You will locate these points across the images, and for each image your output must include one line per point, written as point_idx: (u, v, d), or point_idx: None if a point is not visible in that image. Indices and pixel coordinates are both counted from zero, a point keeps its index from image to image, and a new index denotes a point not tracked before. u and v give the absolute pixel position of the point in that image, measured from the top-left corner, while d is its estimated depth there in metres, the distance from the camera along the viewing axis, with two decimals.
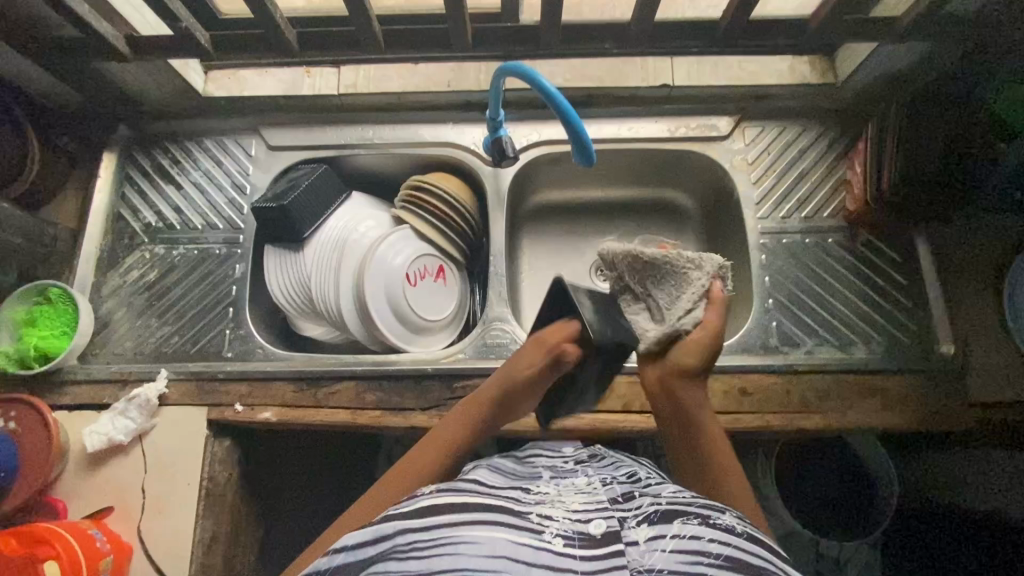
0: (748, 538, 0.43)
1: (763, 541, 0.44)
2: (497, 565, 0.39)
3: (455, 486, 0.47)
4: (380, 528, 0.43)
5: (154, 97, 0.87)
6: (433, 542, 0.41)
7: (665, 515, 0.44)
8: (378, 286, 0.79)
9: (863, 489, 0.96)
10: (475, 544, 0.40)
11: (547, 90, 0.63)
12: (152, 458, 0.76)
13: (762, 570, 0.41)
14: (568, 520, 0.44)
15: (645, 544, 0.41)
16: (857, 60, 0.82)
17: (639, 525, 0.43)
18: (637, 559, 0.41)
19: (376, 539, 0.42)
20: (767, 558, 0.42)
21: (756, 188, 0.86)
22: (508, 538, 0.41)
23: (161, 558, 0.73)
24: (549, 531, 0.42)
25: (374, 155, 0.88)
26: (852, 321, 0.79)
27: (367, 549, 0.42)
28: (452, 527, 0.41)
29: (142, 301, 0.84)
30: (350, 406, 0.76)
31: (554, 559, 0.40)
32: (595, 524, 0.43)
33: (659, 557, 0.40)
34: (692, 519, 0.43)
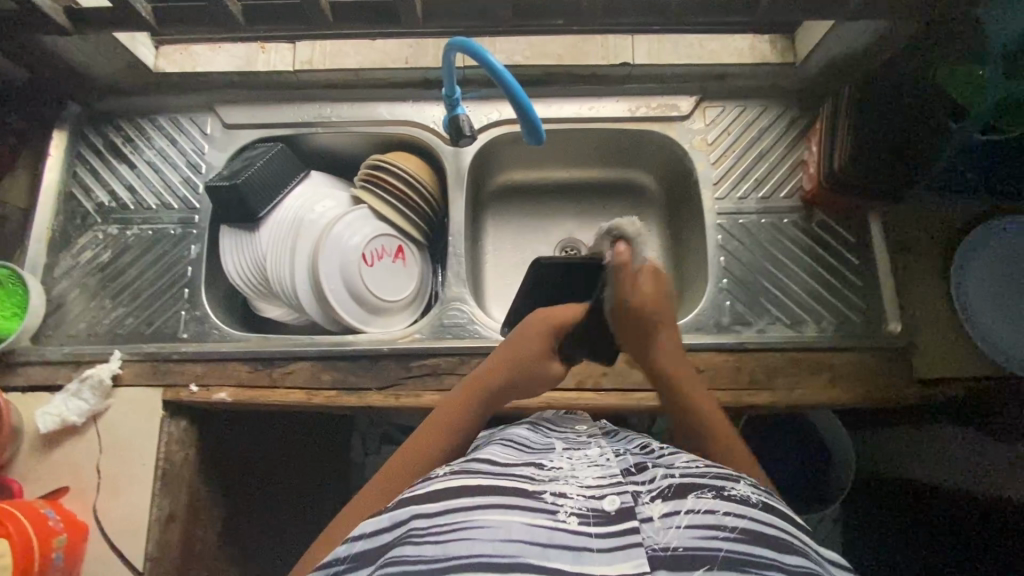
0: (761, 507, 0.45)
1: (776, 509, 0.46)
2: (512, 550, 0.39)
3: (473, 467, 0.48)
4: (396, 514, 0.45)
5: (103, 73, 0.84)
6: (448, 526, 0.41)
7: (679, 490, 0.46)
8: (332, 266, 0.79)
9: (824, 465, 0.99)
10: (491, 528, 0.40)
11: (492, 67, 0.62)
12: (107, 438, 0.75)
13: (776, 541, 0.42)
14: (582, 498, 0.44)
15: (660, 521, 0.42)
16: (815, 38, 0.81)
17: (653, 501, 0.44)
18: (652, 536, 0.41)
19: (392, 526, 0.44)
20: (784, 527, 0.44)
21: (715, 168, 0.86)
22: (523, 521, 0.41)
23: (118, 538, 0.73)
24: (564, 510, 0.43)
25: (333, 134, 0.87)
26: (804, 300, 0.80)
27: (385, 535, 0.44)
28: (467, 510, 0.42)
29: (95, 282, 0.83)
30: (306, 386, 0.76)
31: (569, 539, 0.41)
32: (609, 500, 0.44)
33: (674, 534, 0.41)
34: (707, 492, 0.45)
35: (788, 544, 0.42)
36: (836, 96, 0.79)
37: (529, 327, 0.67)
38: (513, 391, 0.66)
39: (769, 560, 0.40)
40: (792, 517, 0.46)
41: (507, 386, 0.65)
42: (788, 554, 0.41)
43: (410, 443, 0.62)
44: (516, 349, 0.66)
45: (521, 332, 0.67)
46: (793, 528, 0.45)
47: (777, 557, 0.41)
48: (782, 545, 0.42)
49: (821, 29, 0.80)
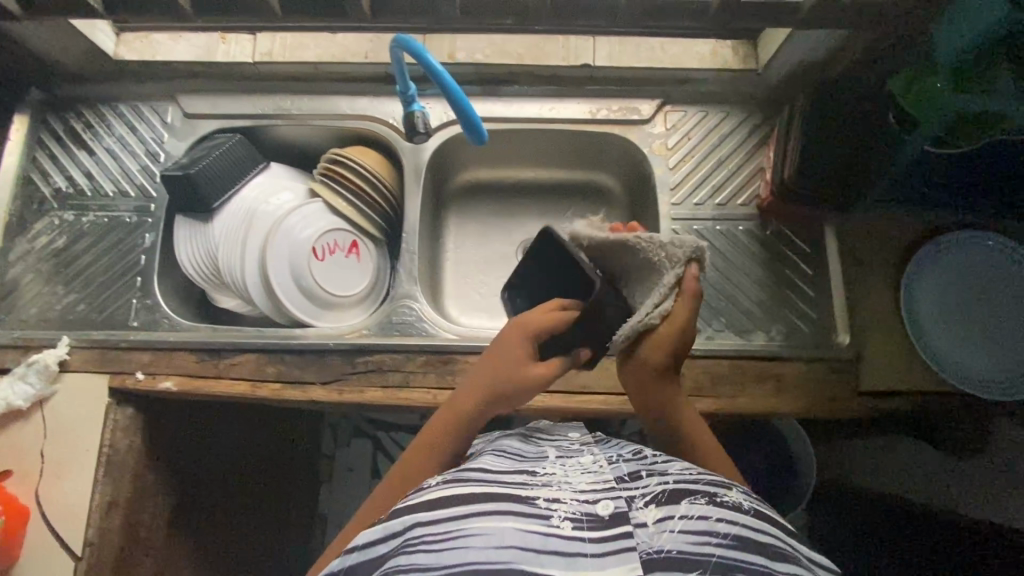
0: (754, 514, 0.46)
1: (766, 516, 0.47)
2: (506, 556, 0.41)
3: (467, 476, 0.49)
4: (391, 525, 0.46)
5: (63, 59, 0.84)
6: (444, 534, 0.43)
7: (673, 495, 0.46)
8: (281, 260, 0.80)
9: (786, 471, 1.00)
10: (484, 536, 0.42)
11: (431, 68, 0.65)
12: (52, 423, 0.76)
13: (765, 548, 0.43)
14: (576, 503, 0.45)
15: (654, 526, 0.44)
16: (773, 47, 0.81)
17: (647, 505, 0.45)
18: (646, 540, 0.43)
19: (388, 538, 0.45)
20: (773, 532, 0.45)
21: (673, 174, 0.85)
22: (516, 526, 0.43)
23: (58, 524, 0.73)
24: (557, 515, 0.44)
25: (292, 127, 0.87)
26: (754, 309, 0.80)
27: (379, 547, 0.45)
28: (461, 518, 0.44)
29: (49, 267, 0.83)
30: (250, 378, 0.76)
31: (563, 544, 0.42)
32: (602, 505, 0.45)
33: (667, 538, 0.42)
34: (699, 499, 0.46)
35: (776, 550, 0.44)
36: (793, 106, 0.79)
37: (504, 338, 0.66)
38: (496, 402, 0.65)
39: (759, 567, 0.42)
40: (782, 523, 0.47)
41: (489, 398, 0.64)
42: (777, 562, 0.43)
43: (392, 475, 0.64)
44: (492, 363, 0.65)
45: (501, 347, 0.66)
46: (784, 536, 0.46)
47: (766, 564, 0.42)
48: (772, 552, 0.43)
49: (780, 36, 0.79)
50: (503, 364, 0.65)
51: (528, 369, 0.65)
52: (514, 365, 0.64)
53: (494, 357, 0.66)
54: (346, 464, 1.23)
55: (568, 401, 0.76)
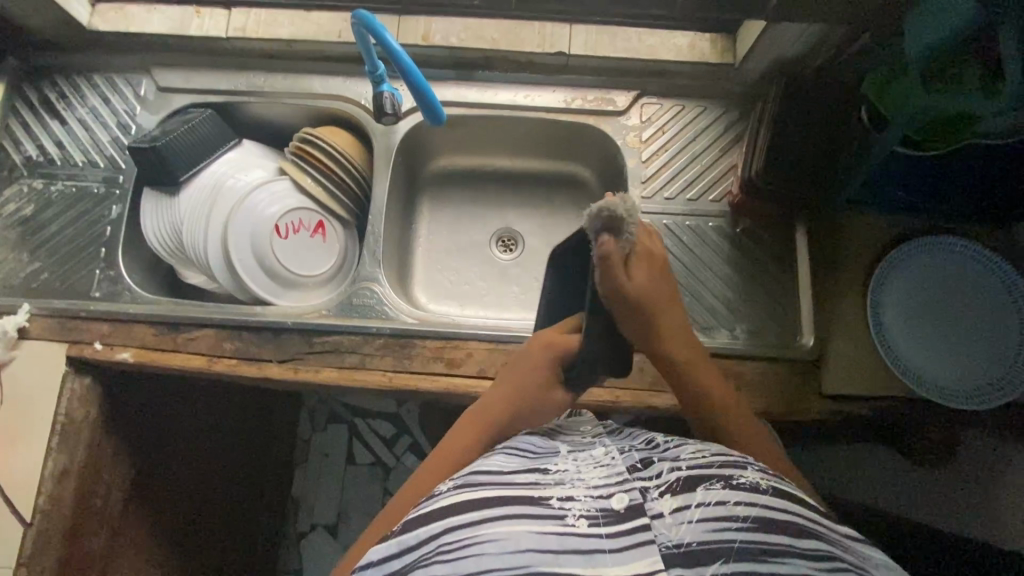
0: (773, 494, 0.44)
1: (788, 493, 0.45)
2: (525, 560, 0.40)
3: (475, 481, 0.47)
4: (403, 540, 0.44)
5: (37, 27, 0.84)
6: (457, 543, 0.42)
7: (688, 483, 0.45)
8: (244, 237, 0.80)
9: None
10: (500, 541, 0.41)
11: (388, 49, 0.65)
12: (8, 390, 0.76)
13: (791, 527, 0.42)
14: (590, 499, 0.44)
15: (670, 517, 0.42)
16: (751, 39, 0.80)
17: (663, 496, 0.44)
18: (663, 533, 0.42)
19: (401, 552, 0.44)
20: (793, 509, 0.43)
21: (645, 167, 0.84)
22: (532, 530, 0.41)
23: (11, 491, 0.74)
24: (573, 513, 0.43)
25: (265, 104, 0.86)
26: (719, 307, 0.79)
27: (392, 564, 0.44)
28: (474, 527, 0.42)
29: (15, 234, 0.83)
30: (208, 353, 0.76)
31: (581, 542, 0.41)
32: (617, 499, 0.44)
33: (686, 530, 0.42)
34: (715, 484, 0.44)
35: (803, 528, 0.42)
36: (766, 103, 0.78)
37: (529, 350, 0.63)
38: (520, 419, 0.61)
39: (785, 547, 0.41)
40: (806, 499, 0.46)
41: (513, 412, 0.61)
42: (804, 541, 0.41)
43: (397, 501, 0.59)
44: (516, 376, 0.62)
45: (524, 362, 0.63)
46: (812, 513, 0.44)
47: (793, 543, 0.41)
48: (799, 530, 0.42)
49: (757, 29, 0.78)
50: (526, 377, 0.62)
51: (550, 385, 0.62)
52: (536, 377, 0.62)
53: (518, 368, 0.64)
54: (320, 448, 1.22)
55: None
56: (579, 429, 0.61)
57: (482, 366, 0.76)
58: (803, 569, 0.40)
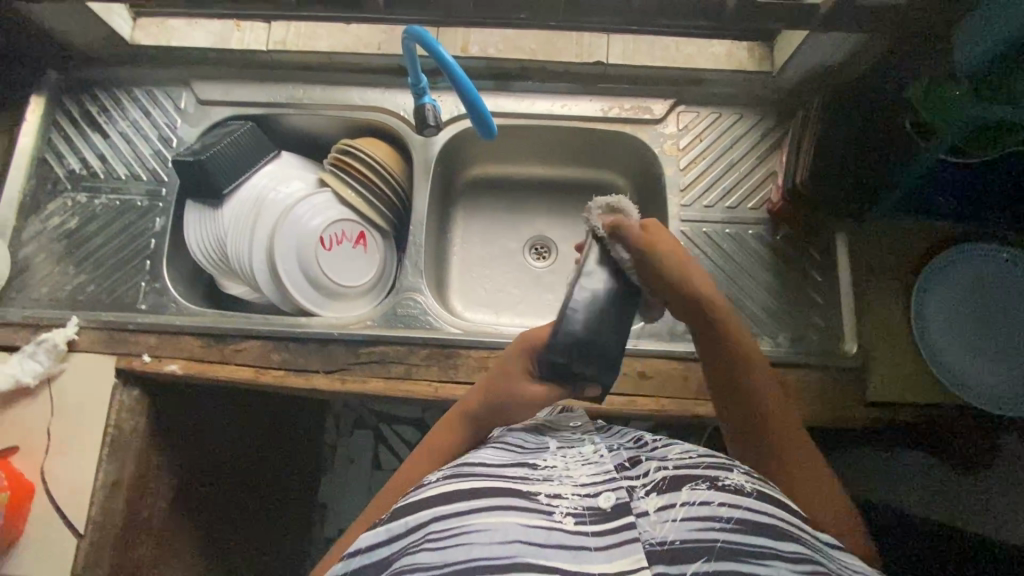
0: (755, 497, 0.47)
1: (772, 497, 0.48)
2: (512, 551, 0.42)
3: (466, 472, 0.49)
4: (392, 527, 0.47)
5: (80, 41, 0.85)
6: (445, 533, 0.43)
7: (674, 483, 0.48)
8: (289, 249, 0.81)
9: None
10: (488, 532, 0.43)
11: (443, 62, 0.65)
12: (58, 402, 0.77)
13: (770, 529, 0.45)
14: (578, 497, 0.46)
15: (655, 515, 0.45)
16: (790, 48, 0.80)
17: (649, 495, 0.47)
18: (649, 530, 0.44)
19: (390, 539, 0.46)
20: (774, 513, 0.46)
21: (683, 176, 0.85)
22: (520, 522, 0.43)
23: (61, 502, 0.74)
24: (560, 511, 0.45)
25: (304, 116, 0.87)
26: (762, 315, 0.80)
27: (382, 550, 0.46)
28: (462, 517, 0.44)
29: (60, 248, 0.84)
30: (255, 364, 0.77)
31: (568, 538, 0.43)
32: (604, 497, 0.47)
33: (670, 528, 0.44)
34: (701, 484, 0.47)
35: (783, 530, 0.45)
36: (807, 110, 0.78)
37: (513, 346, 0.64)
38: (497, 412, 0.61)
39: (762, 548, 0.43)
40: (788, 503, 0.48)
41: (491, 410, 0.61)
42: (782, 542, 0.44)
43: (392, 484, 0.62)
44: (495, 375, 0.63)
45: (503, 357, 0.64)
46: (791, 516, 0.47)
47: (771, 544, 0.44)
48: (777, 533, 0.45)
49: (797, 38, 0.78)
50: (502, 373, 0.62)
51: (528, 386, 0.61)
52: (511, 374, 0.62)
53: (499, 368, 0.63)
54: (348, 454, 1.23)
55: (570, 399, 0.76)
56: (569, 424, 0.62)
57: None
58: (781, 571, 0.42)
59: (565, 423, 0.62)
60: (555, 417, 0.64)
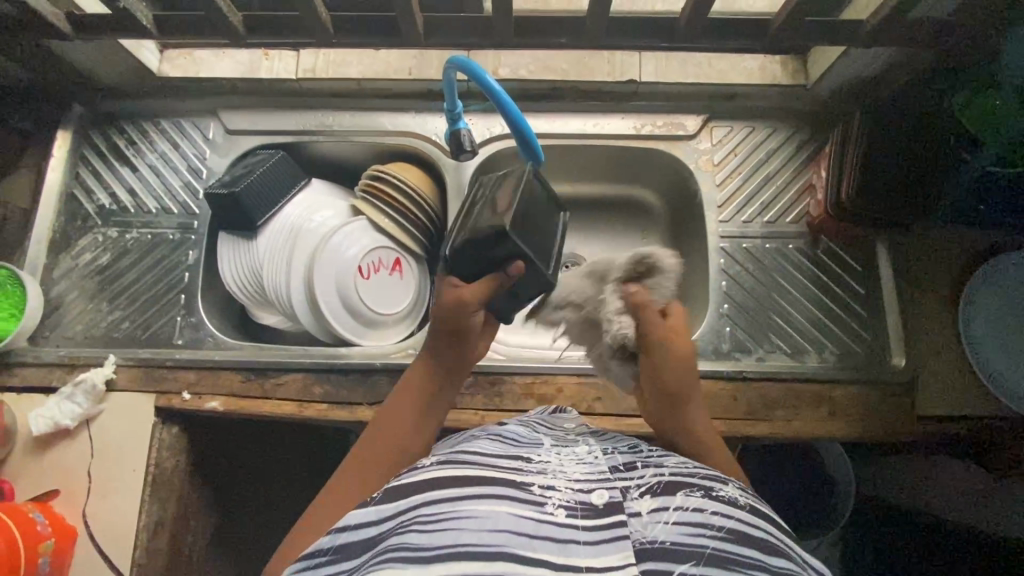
0: (750, 511, 0.45)
1: (762, 514, 0.46)
2: (499, 539, 0.39)
3: (460, 459, 0.47)
4: (382, 508, 0.44)
5: (108, 76, 0.84)
6: (434, 517, 0.41)
7: (669, 487, 0.45)
8: (327, 279, 0.80)
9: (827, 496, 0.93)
10: (478, 518, 0.40)
11: (490, 89, 0.64)
12: (98, 443, 0.76)
13: (762, 543, 0.42)
14: (570, 491, 0.44)
15: (647, 516, 0.43)
16: (825, 61, 0.79)
17: (642, 496, 0.44)
18: (639, 530, 0.42)
19: (379, 520, 0.44)
20: (767, 530, 0.44)
21: (720, 190, 0.84)
22: (510, 510, 0.41)
23: (105, 545, 0.73)
24: (552, 503, 0.42)
25: (334, 142, 0.86)
26: (807, 330, 0.79)
27: (369, 529, 0.44)
28: (454, 500, 0.42)
29: (93, 284, 0.83)
30: (298, 398, 0.76)
31: (557, 531, 0.40)
32: (597, 494, 0.44)
33: (661, 529, 0.42)
34: (696, 491, 0.45)
35: (773, 546, 0.43)
36: (846, 123, 0.77)
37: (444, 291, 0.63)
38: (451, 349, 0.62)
39: (756, 562, 0.41)
40: (778, 522, 0.46)
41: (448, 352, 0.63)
42: (772, 557, 0.42)
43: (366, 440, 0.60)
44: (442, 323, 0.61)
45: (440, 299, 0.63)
46: (779, 534, 0.45)
47: (763, 559, 0.41)
48: (767, 547, 0.42)
49: (834, 51, 0.77)
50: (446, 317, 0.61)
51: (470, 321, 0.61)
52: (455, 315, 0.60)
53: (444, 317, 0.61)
54: None
55: (619, 425, 0.74)
56: (563, 427, 0.59)
57: (573, 402, 0.75)
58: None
59: (559, 423, 0.60)
60: (549, 417, 0.62)
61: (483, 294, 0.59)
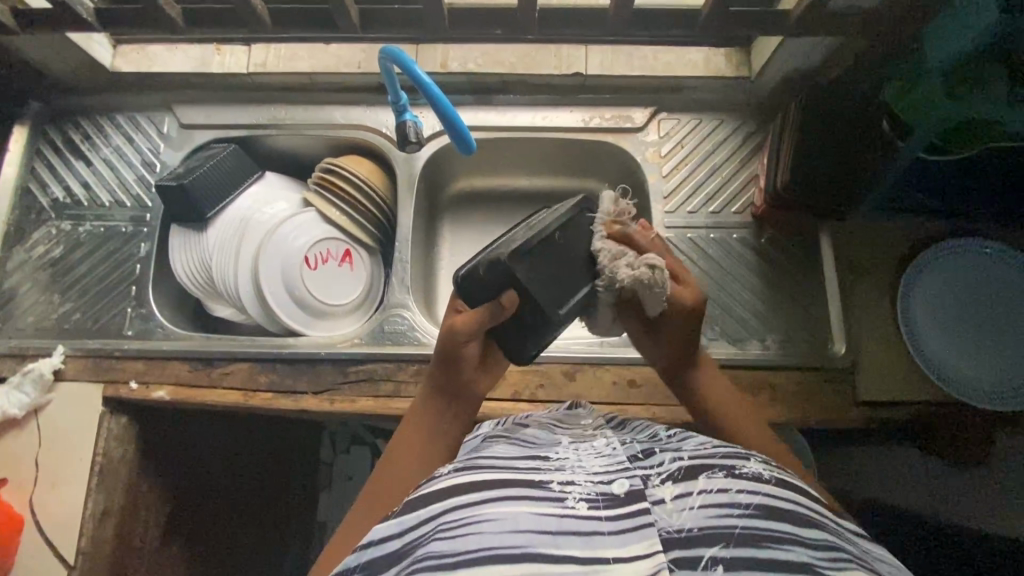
0: (776, 484, 0.44)
1: (791, 483, 0.45)
2: (522, 540, 0.39)
3: (478, 464, 0.46)
4: (403, 519, 0.44)
5: (62, 71, 0.86)
6: (456, 523, 0.41)
7: (690, 471, 0.45)
8: (273, 267, 0.81)
9: None
10: (498, 521, 0.40)
11: (419, 80, 0.66)
12: (46, 432, 0.76)
13: (793, 515, 0.42)
14: (590, 484, 0.44)
15: (672, 503, 0.42)
16: (767, 53, 0.81)
17: (664, 482, 0.44)
18: (664, 517, 0.42)
19: (401, 532, 0.43)
20: (797, 501, 0.44)
21: (666, 181, 0.85)
22: (531, 511, 0.41)
23: (52, 533, 0.73)
24: (572, 497, 0.42)
25: (287, 136, 0.87)
26: (749, 319, 0.79)
27: (393, 543, 0.43)
28: (474, 505, 0.42)
29: (46, 276, 0.84)
30: (242, 388, 0.77)
31: (579, 525, 0.41)
32: (618, 484, 0.44)
33: (688, 515, 0.42)
34: (717, 473, 0.44)
35: (806, 517, 0.42)
36: (785, 114, 0.78)
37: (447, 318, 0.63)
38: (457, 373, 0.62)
39: (787, 535, 0.41)
40: (809, 492, 0.46)
41: (456, 376, 0.62)
42: (804, 528, 0.42)
43: (379, 471, 0.58)
44: (447, 348, 0.61)
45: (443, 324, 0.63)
46: (815, 505, 0.45)
47: (795, 532, 0.41)
48: (800, 520, 0.42)
49: (773, 43, 0.79)
50: (450, 344, 0.61)
51: (473, 345, 0.61)
52: (457, 340, 0.60)
53: (449, 344, 0.61)
54: (343, 472, 1.14)
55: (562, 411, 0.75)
56: (579, 423, 0.58)
57: (516, 389, 0.76)
58: (806, 557, 0.40)
59: (576, 419, 0.59)
60: (563, 415, 0.61)
61: (482, 321, 0.60)
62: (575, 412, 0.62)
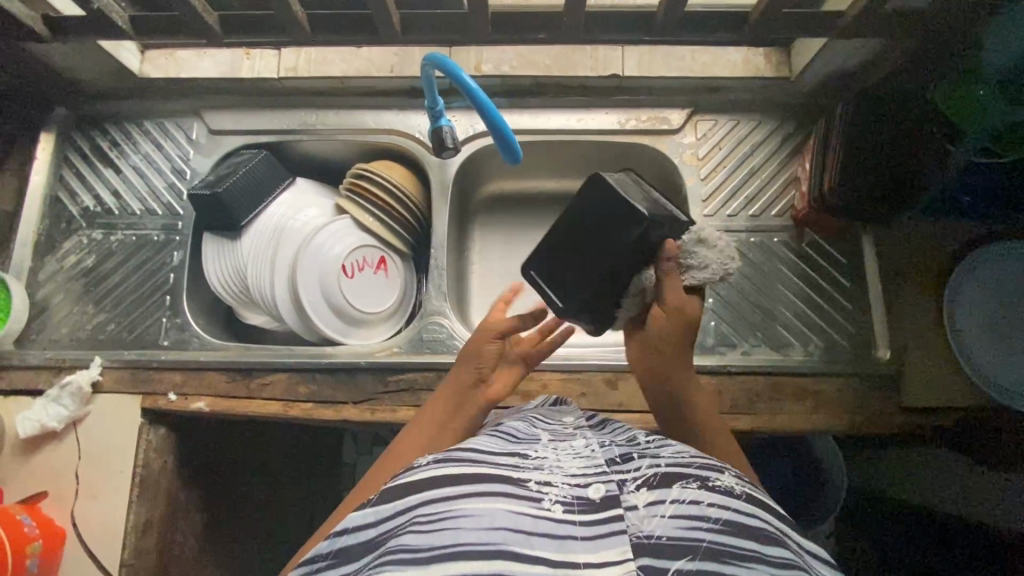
0: (745, 499, 0.43)
1: (760, 501, 0.44)
2: (498, 537, 0.37)
3: (457, 457, 0.45)
4: (380, 508, 0.43)
5: (89, 77, 0.84)
6: (432, 516, 0.39)
7: (664, 480, 0.44)
8: (309, 278, 0.80)
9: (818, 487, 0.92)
10: (474, 517, 0.39)
11: (465, 86, 0.64)
12: (84, 444, 0.76)
13: (758, 532, 0.41)
14: (568, 486, 0.42)
15: (644, 509, 0.41)
16: (810, 54, 0.79)
17: (638, 489, 0.43)
18: (636, 523, 0.40)
19: (378, 521, 0.42)
20: (764, 518, 0.42)
21: (704, 185, 0.84)
22: (508, 508, 0.39)
23: (94, 546, 0.73)
24: (549, 498, 0.41)
25: (318, 141, 0.86)
26: (793, 325, 0.79)
27: (368, 531, 0.42)
28: (451, 500, 0.40)
29: (79, 286, 0.83)
30: (282, 398, 0.76)
31: (555, 527, 0.39)
32: (594, 488, 0.42)
33: (658, 523, 0.40)
34: (691, 483, 0.43)
35: (771, 536, 0.41)
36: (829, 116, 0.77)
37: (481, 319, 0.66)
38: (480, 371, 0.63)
39: (751, 552, 0.39)
40: (774, 508, 0.45)
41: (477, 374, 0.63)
42: (768, 544, 0.40)
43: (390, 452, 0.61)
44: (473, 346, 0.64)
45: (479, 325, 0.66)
46: (777, 521, 0.43)
47: (760, 549, 0.40)
48: (765, 537, 0.41)
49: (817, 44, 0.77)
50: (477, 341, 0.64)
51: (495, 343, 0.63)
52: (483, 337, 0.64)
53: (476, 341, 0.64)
54: None
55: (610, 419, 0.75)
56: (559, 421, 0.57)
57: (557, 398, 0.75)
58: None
59: (556, 418, 0.57)
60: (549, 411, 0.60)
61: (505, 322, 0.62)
62: (563, 408, 0.61)
